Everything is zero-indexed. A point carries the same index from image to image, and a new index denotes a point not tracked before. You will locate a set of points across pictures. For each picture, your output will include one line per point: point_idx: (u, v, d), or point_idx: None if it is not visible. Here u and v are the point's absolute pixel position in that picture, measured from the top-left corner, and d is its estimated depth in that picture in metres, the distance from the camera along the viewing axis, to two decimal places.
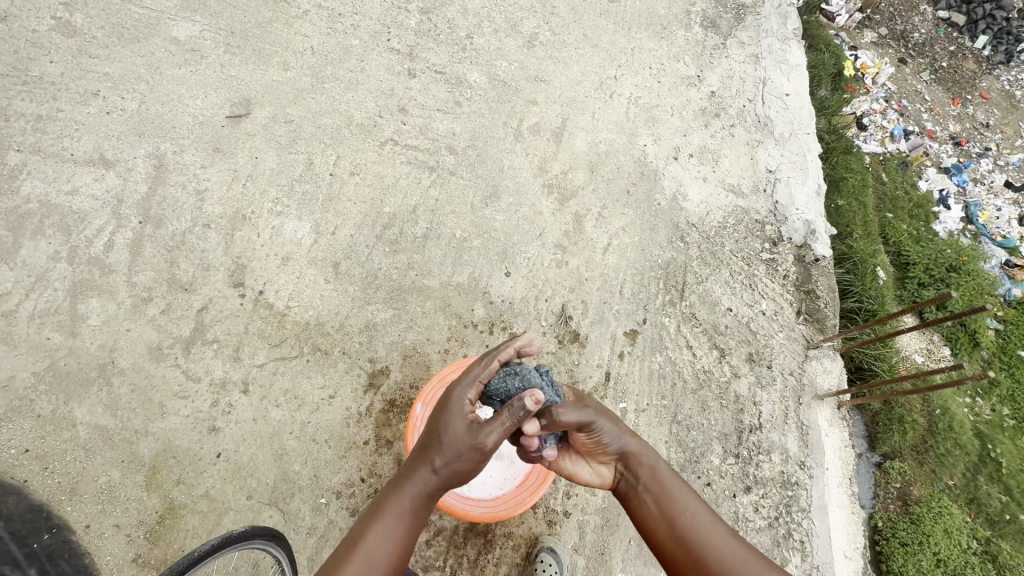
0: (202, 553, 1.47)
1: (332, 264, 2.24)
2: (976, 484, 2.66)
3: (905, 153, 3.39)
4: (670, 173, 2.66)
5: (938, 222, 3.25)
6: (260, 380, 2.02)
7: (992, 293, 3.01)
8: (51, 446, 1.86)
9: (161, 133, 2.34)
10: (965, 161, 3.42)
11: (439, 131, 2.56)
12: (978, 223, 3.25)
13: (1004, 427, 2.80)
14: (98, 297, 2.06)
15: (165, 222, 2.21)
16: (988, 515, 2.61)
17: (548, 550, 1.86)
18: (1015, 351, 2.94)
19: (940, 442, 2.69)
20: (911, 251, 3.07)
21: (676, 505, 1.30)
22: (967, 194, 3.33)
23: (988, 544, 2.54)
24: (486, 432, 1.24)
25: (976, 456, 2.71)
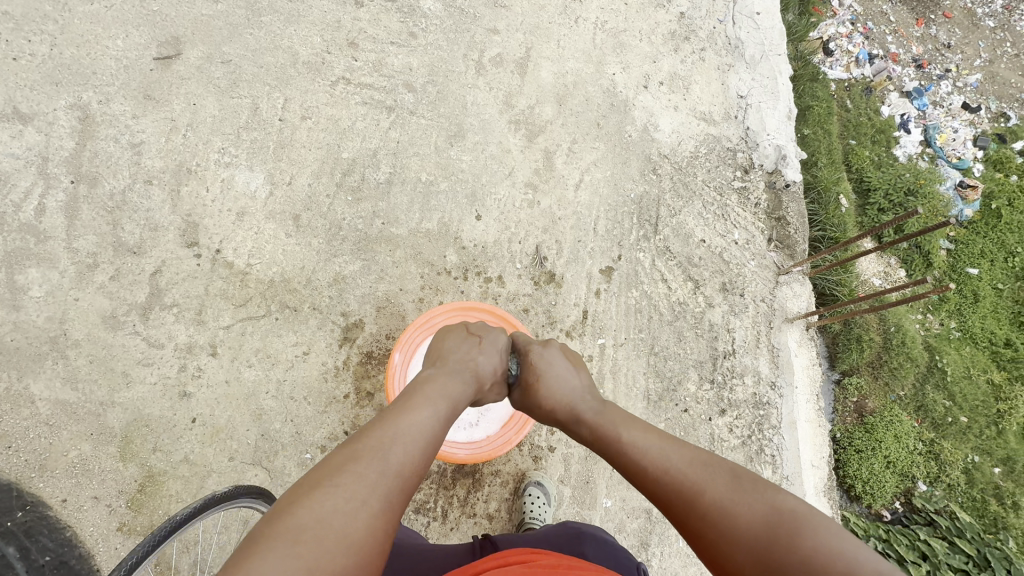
0: (178, 524, 1.41)
1: (292, 216, 2.11)
2: (923, 393, 2.83)
3: (869, 78, 3.35)
4: (640, 103, 2.57)
5: (899, 147, 3.27)
6: (228, 342, 1.95)
7: (946, 215, 3.07)
8: (11, 425, 1.78)
9: (82, 81, 2.10)
10: (926, 85, 3.40)
11: (394, 67, 2.37)
12: (936, 146, 3.27)
13: (950, 339, 2.96)
14: (37, 267, 1.90)
15: (100, 180, 2.02)
16: (933, 419, 2.80)
17: (535, 483, 1.93)
18: (964, 269, 3.06)
19: (893, 357, 2.84)
20: (872, 178, 3.10)
21: (613, 447, 1.18)
22: (927, 117, 3.34)
23: (932, 444, 2.75)
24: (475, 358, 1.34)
25: (925, 367, 2.87)
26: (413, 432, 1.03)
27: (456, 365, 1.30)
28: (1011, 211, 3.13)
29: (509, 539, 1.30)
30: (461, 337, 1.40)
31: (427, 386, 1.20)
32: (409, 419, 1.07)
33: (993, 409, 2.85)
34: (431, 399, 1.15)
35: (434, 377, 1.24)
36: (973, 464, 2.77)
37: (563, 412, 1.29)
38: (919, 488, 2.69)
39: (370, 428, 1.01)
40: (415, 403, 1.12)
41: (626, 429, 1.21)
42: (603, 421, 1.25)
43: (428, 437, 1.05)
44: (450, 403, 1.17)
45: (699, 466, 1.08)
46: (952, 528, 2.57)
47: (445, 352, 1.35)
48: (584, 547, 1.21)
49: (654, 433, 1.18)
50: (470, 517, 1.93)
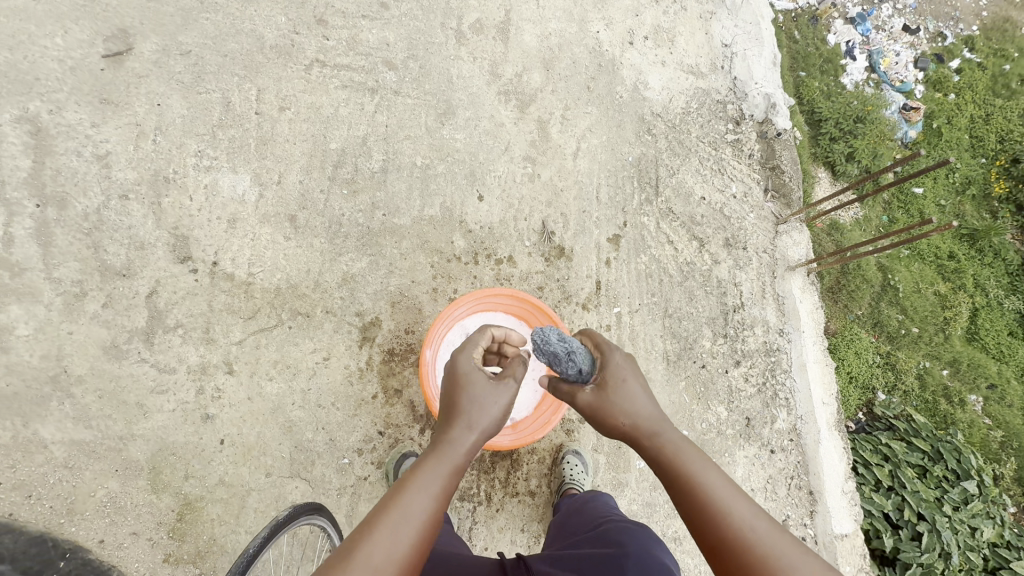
0: (256, 551, 1.39)
1: (288, 218, 2.00)
2: (879, 310, 2.82)
3: (814, 6, 3.16)
4: (628, 61, 2.50)
5: (845, 75, 3.12)
6: (244, 357, 1.87)
7: (891, 139, 3.02)
8: (27, 473, 1.68)
9: (24, 89, 1.88)
10: (868, 9, 3.24)
11: (370, 43, 2.22)
12: (880, 71, 3.14)
13: (901, 257, 2.91)
14: (20, 303, 1.76)
15: (69, 201, 1.84)
16: (888, 333, 2.80)
17: (572, 452, 1.99)
18: (910, 190, 3.00)
19: (851, 281, 2.80)
20: (823, 107, 2.94)
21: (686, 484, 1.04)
22: (871, 43, 3.20)
23: (889, 356, 2.78)
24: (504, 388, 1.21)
25: (879, 285, 2.84)
26: (411, 522, 0.97)
27: (465, 418, 1.15)
28: (950, 129, 3.11)
29: (547, 563, 1.25)
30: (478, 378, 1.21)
31: (434, 442, 1.11)
32: (408, 501, 0.99)
33: (940, 317, 2.86)
34: (431, 468, 1.06)
35: (450, 433, 1.12)
36: (925, 369, 2.80)
37: (643, 426, 1.15)
38: (878, 398, 2.73)
39: (370, 523, 0.95)
40: (412, 475, 1.03)
41: (703, 467, 1.06)
42: (676, 447, 1.10)
43: (430, 508, 1.00)
44: (451, 465, 1.07)
45: (783, 539, 0.94)
46: (909, 430, 2.62)
47: (457, 393, 1.19)
48: (625, 565, 1.12)
49: (732, 481, 1.04)
50: (514, 497, 1.98)
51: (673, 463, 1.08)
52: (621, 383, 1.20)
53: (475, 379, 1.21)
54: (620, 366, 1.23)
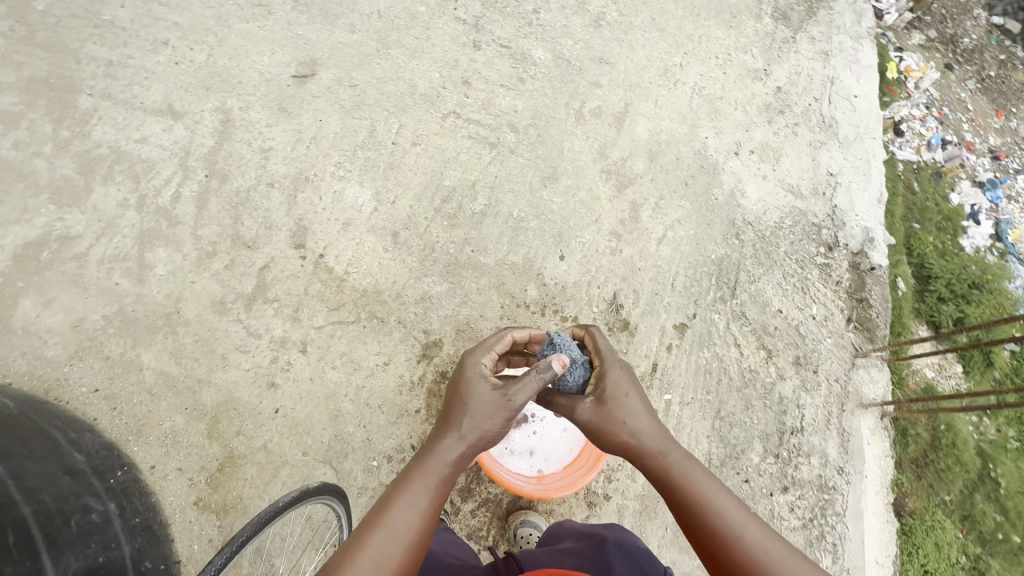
0: (297, 504, 1.53)
1: (391, 233, 2.25)
2: (971, 502, 2.37)
3: (940, 163, 3.04)
4: (729, 168, 2.64)
5: (966, 237, 2.95)
6: (318, 342, 2.06)
7: (1011, 313, 2.81)
8: (119, 388, 1.93)
9: (228, 88, 2.35)
10: (1000, 177, 3.14)
11: (501, 107, 2.54)
12: (1007, 241, 2.99)
13: (1008, 447, 2.46)
14: (165, 248, 2.10)
15: (230, 178, 2.22)
16: (980, 533, 2.34)
17: (520, 521, 1.90)
18: None
19: (941, 457, 2.37)
20: (934, 265, 2.80)
21: (695, 502, 1.22)
22: (999, 211, 3.06)
23: (977, 561, 2.31)
24: (517, 391, 1.31)
25: (976, 474, 2.40)
26: (399, 534, 1.13)
27: (460, 430, 1.28)
28: None
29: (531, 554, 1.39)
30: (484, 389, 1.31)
31: (427, 457, 1.25)
32: (396, 515, 1.16)
33: None
34: (419, 484, 1.21)
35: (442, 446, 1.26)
36: None
37: (651, 445, 1.31)
38: None
39: (361, 535, 1.13)
40: (399, 492, 1.19)
41: (709, 486, 1.24)
42: (682, 466, 1.28)
43: (416, 521, 1.16)
44: (440, 478, 1.23)
45: (778, 545, 1.15)
46: None
47: (456, 400, 1.31)
48: (613, 563, 1.27)
49: (732, 495, 1.23)
50: None
51: (678, 482, 1.26)
52: (623, 401, 1.34)
53: (480, 387, 1.32)
54: (622, 385, 1.36)
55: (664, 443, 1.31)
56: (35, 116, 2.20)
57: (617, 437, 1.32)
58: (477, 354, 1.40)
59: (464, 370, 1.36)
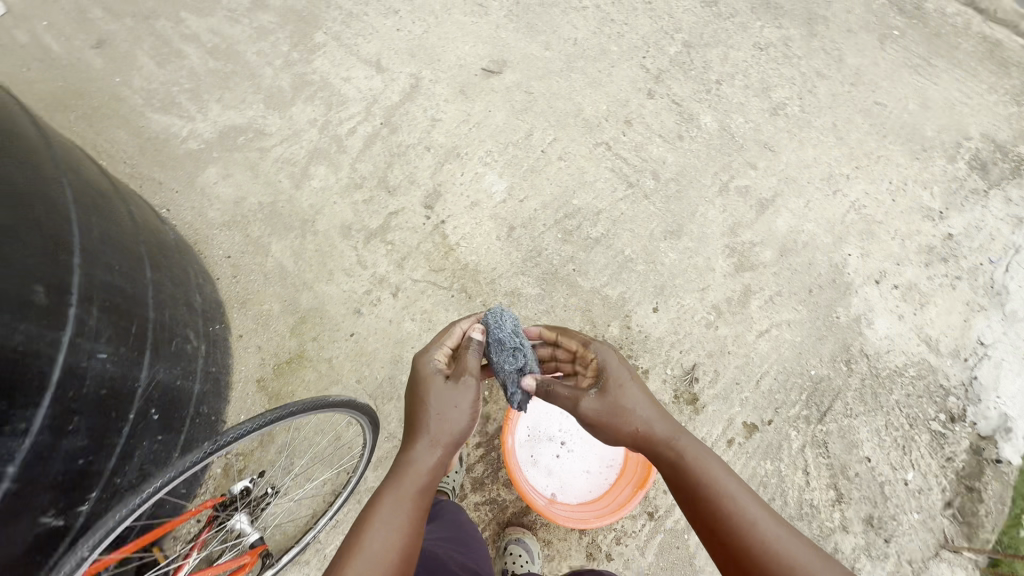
0: (351, 409, 1.62)
1: (509, 225, 2.39)
2: None
3: None
4: (862, 294, 2.46)
5: None
6: (409, 292, 2.22)
7: None
8: (244, 262, 2.22)
9: (428, 61, 2.69)
10: None
11: (652, 154, 2.63)
12: None
13: None
14: (326, 167, 2.42)
15: (399, 131, 2.52)
16: None
17: (515, 540, 1.86)
18: None
19: None
20: None
21: (705, 489, 1.22)
22: None
23: None
24: (467, 375, 1.42)
25: None
26: (386, 550, 1.14)
27: (428, 435, 1.33)
28: None
29: None
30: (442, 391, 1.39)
31: (402, 470, 1.29)
32: (378, 530, 1.17)
33: None
34: (396, 497, 1.24)
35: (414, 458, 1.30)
36: None
37: (659, 434, 1.32)
38: None
39: (345, 553, 1.13)
40: (376, 511, 1.20)
41: (718, 472, 1.24)
42: (691, 452, 1.29)
43: (398, 531, 1.18)
44: (417, 486, 1.27)
45: (791, 532, 1.15)
46: None
47: (417, 405, 1.38)
48: None
49: (739, 479, 1.23)
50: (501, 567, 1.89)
51: (687, 471, 1.26)
52: (623, 389, 1.37)
53: (436, 385, 1.40)
54: (622, 372, 1.39)
55: (670, 428, 1.33)
56: (280, 34, 2.67)
57: (624, 428, 1.35)
58: (428, 352, 1.49)
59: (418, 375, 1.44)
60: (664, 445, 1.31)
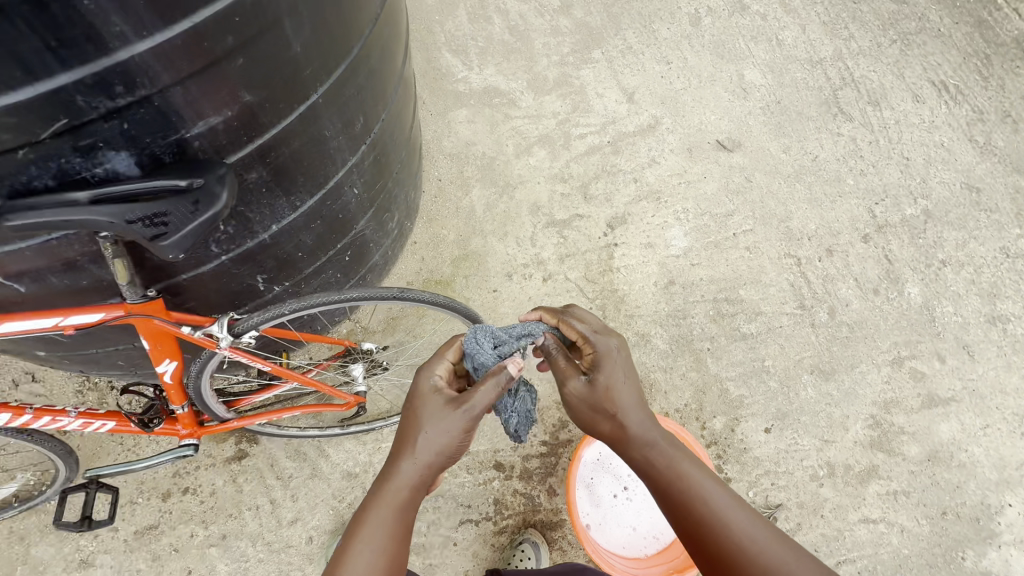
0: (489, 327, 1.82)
1: (670, 279, 2.44)
2: None
3: None
4: (1001, 552, 2.13)
5: None
6: (556, 285, 2.37)
7: None
8: (446, 188, 2.51)
9: (673, 113, 2.88)
10: None
11: (838, 291, 2.53)
12: None
13: None
14: (547, 152, 2.67)
15: (619, 155, 2.72)
16: None
17: (531, 542, 1.87)
18: None
19: None
20: None
21: (681, 490, 1.14)
22: None
23: None
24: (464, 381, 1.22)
25: None
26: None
27: (416, 449, 1.15)
28: None
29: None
30: (435, 406, 1.19)
31: (385, 486, 1.13)
32: (359, 553, 1.04)
33: None
34: (379, 514, 1.09)
35: (400, 473, 1.13)
36: None
37: (640, 437, 1.20)
38: None
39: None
40: (359, 530, 1.07)
41: (693, 470, 1.16)
42: (671, 454, 1.19)
43: (381, 555, 1.06)
44: (402, 504, 1.11)
45: (766, 529, 1.08)
46: None
47: (410, 413, 1.21)
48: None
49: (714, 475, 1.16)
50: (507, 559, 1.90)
51: (666, 473, 1.17)
52: (615, 384, 1.23)
53: (431, 394, 1.22)
54: (614, 365, 1.24)
55: (654, 426, 1.22)
56: (567, 36, 3.02)
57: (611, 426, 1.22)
58: (429, 366, 1.29)
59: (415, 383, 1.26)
60: (646, 446, 1.20)
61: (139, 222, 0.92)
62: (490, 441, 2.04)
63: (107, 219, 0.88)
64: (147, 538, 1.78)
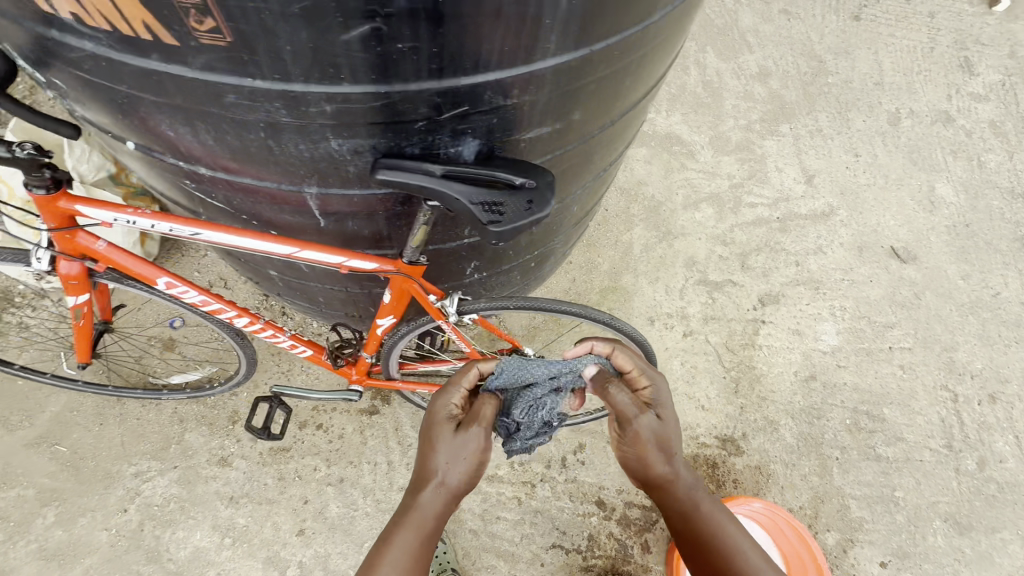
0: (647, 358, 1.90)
1: (812, 374, 2.35)
2: None
3: None
4: None
5: None
6: (694, 344, 2.34)
7: None
8: (610, 220, 2.57)
9: (851, 207, 2.77)
10: None
11: (995, 443, 2.31)
12: None
13: None
14: (714, 211, 2.66)
15: (785, 234, 2.65)
16: None
17: None
18: None
19: None
20: None
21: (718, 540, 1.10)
22: None
23: None
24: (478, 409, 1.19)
25: None
26: None
27: (434, 473, 1.10)
28: None
29: None
30: (452, 432, 1.14)
31: (408, 511, 1.08)
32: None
33: None
34: (404, 538, 1.05)
35: (422, 496, 1.08)
36: None
37: (684, 480, 1.16)
38: None
39: None
40: (384, 552, 1.03)
41: (730, 523, 1.12)
42: (708, 502, 1.15)
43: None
44: (425, 528, 1.06)
45: None
46: None
47: (425, 436, 1.17)
48: None
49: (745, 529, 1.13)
50: None
51: (707, 522, 1.12)
52: (667, 422, 1.19)
53: (445, 419, 1.19)
54: (664, 403, 1.23)
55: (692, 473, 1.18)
56: (759, 104, 3.00)
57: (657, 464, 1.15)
58: (443, 393, 1.25)
59: (429, 408, 1.22)
60: (688, 491, 1.15)
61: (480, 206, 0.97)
62: (598, 476, 2.04)
63: (456, 195, 0.95)
64: (279, 457, 1.93)
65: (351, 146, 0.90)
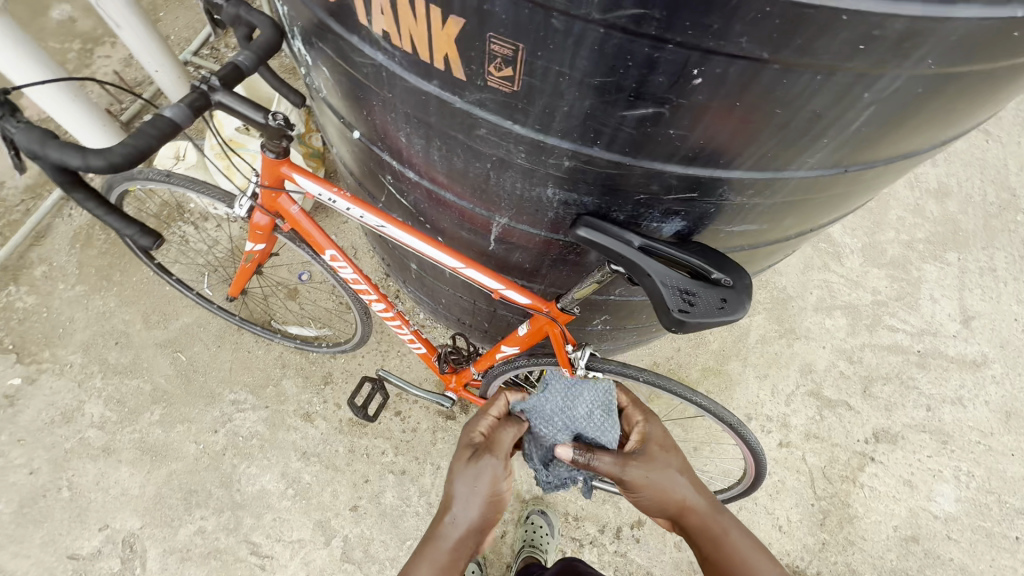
0: (753, 475, 1.80)
1: (915, 536, 2.08)
2: None
3: None
4: None
5: None
6: (788, 458, 2.16)
7: None
8: None
9: (1009, 364, 2.44)
10: None
11: None
12: None
13: None
14: (847, 324, 2.45)
15: (923, 371, 2.39)
16: None
17: None
18: None
19: None
20: None
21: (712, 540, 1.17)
22: None
23: None
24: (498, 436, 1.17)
25: None
26: None
27: (454, 500, 1.10)
28: None
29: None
30: (472, 460, 1.13)
31: (428, 542, 1.09)
32: None
33: None
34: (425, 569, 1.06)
35: (444, 527, 1.09)
36: None
37: (675, 498, 1.19)
38: None
39: None
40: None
41: (723, 520, 1.19)
42: (701, 509, 1.19)
43: None
44: (446, 560, 1.07)
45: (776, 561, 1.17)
46: None
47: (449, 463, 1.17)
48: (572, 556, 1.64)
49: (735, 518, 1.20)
50: None
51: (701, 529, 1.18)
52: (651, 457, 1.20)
53: (468, 445, 1.18)
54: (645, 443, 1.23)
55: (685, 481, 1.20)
56: (929, 223, 2.74)
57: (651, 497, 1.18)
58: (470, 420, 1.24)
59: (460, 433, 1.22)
60: (684, 507, 1.19)
61: (675, 291, 0.95)
62: (649, 561, 1.93)
63: (654, 274, 0.94)
64: (355, 430, 2.00)
65: (564, 197, 0.90)
